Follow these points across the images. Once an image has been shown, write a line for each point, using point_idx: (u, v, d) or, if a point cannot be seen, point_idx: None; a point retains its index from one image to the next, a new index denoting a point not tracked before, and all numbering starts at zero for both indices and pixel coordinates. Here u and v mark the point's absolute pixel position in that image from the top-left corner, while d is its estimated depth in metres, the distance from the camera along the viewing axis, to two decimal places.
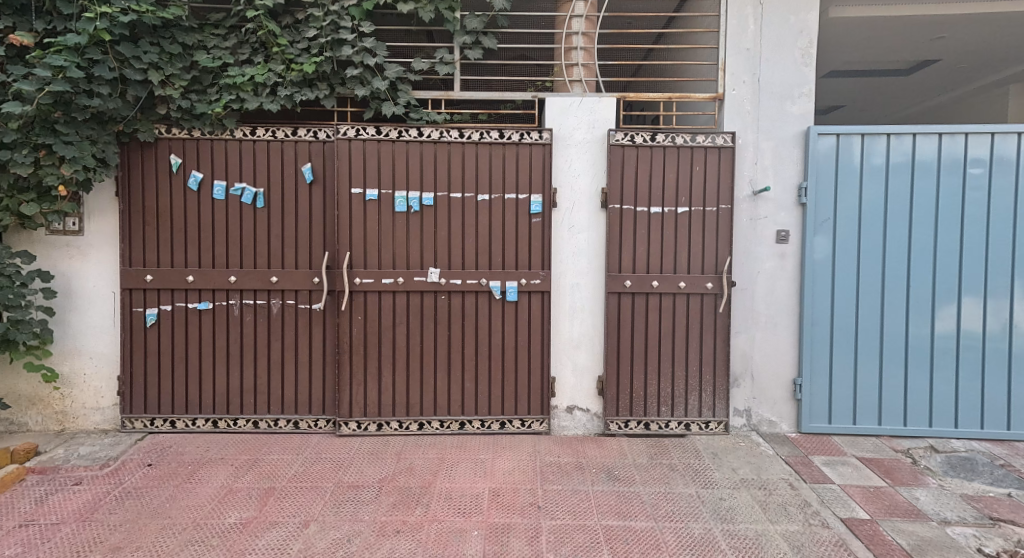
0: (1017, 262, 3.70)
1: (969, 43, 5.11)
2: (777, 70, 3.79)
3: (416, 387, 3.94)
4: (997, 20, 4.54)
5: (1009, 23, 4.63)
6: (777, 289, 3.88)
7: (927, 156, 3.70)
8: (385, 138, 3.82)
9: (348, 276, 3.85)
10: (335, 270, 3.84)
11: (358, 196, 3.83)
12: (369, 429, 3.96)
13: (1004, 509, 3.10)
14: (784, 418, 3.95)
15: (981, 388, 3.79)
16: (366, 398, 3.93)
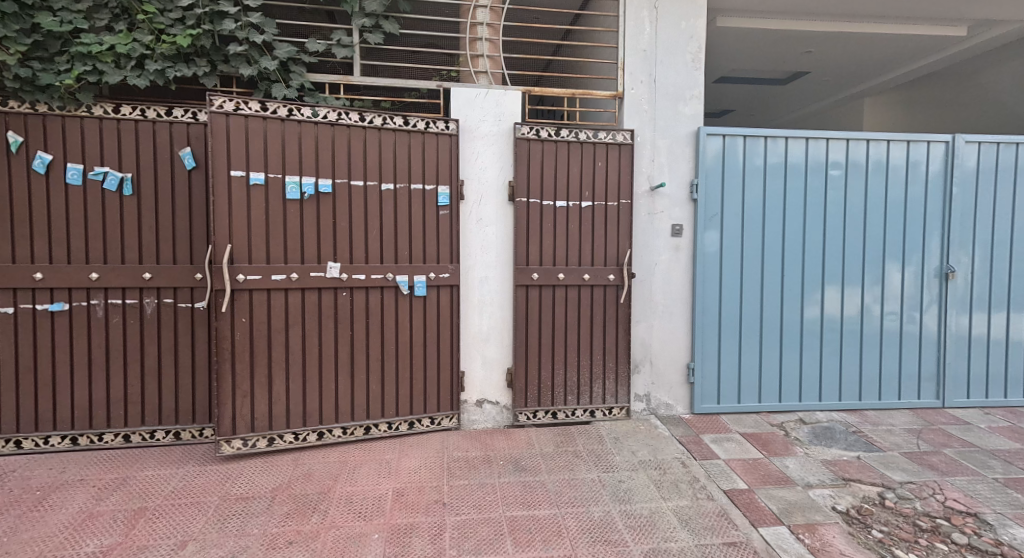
0: (867, 253, 4.26)
1: (834, 59, 5.79)
2: (670, 72, 4.03)
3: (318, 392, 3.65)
4: (856, 39, 5.19)
5: (862, 43, 5.29)
6: (672, 280, 4.13)
7: (796, 159, 4.14)
8: (272, 116, 3.46)
9: (229, 272, 3.40)
10: (215, 265, 3.37)
11: (240, 180, 3.40)
12: (257, 446, 3.54)
13: (854, 470, 3.56)
14: (679, 401, 4.22)
15: (840, 365, 4.31)
16: (254, 410, 3.51)
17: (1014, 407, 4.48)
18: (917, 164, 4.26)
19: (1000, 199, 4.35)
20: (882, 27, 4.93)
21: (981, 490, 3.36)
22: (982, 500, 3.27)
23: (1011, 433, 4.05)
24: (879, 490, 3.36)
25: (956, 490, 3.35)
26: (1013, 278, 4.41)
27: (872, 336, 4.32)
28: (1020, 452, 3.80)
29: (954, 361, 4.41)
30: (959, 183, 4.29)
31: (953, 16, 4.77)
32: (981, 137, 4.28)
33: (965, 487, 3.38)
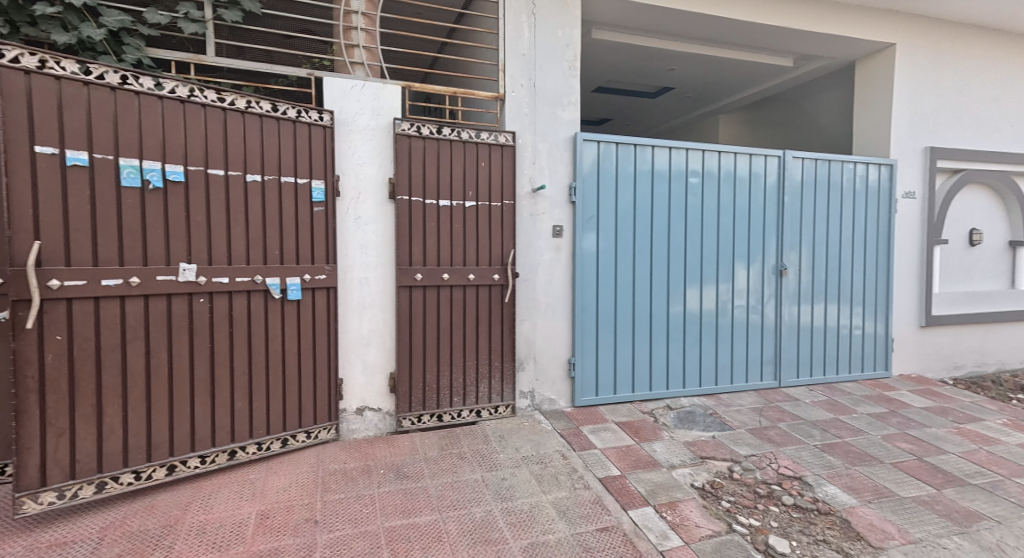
0: (719, 253, 4.77)
1: (692, 78, 6.45)
2: (548, 78, 4.17)
3: (164, 423, 3.09)
4: (710, 62, 5.84)
5: (714, 65, 5.95)
6: (554, 279, 4.27)
7: (662, 167, 4.51)
8: (98, 81, 2.88)
9: (38, 274, 2.73)
10: (13, 266, 2.69)
11: (52, 157, 2.77)
12: (82, 496, 2.87)
13: (710, 448, 3.96)
14: (561, 395, 4.37)
15: (700, 354, 4.77)
16: (76, 453, 2.85)
17: (830, 384, 5.31)
18: (758, 176, 4.88)
19: (819, 208, 5.15)
20: (729, 53, 5.62)
21: (805, 456, 3.92)
22: (806, 464, 3.82)
23: (828, 406, 4.79)
24: (729, 464, 3.77)
25: (787, 458, 3.87)
26: (828, 275, 5.23)
27: (723, 327, 4.84)
28: (833, 421, 4.50)
29: (787, 346, 5.10)
30: (789, 193, 4.99)
31: (780, 50, 5.57)
32: (803, 155, 5.03)
33: (793, 455, 3.93)
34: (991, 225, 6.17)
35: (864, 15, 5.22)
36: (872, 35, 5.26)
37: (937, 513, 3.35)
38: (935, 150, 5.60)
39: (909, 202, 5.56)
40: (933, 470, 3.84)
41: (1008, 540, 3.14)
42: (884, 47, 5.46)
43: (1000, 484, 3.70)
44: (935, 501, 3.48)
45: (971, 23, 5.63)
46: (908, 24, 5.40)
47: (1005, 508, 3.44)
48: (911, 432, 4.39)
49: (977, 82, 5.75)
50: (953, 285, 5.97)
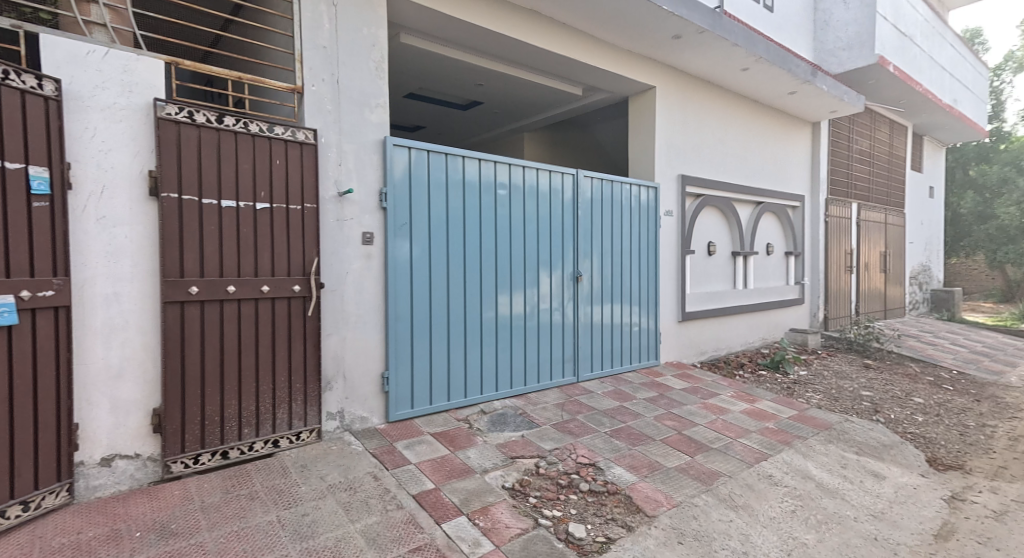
0: (525, 261, 5.00)
1: (494, 94, 6.72)
2: (353, 75, 3.91)
3: None
4: (510, 80, 6.14)
5: (516, 84, 6.28)
6: (364, 289, 3.99)
7: (472, 177, 4.57)
8: None
9: None
10: None
11: None
12: None
13: (520, 447, 4.08)
14: (373, 412, 4.08)
15: (510, 357, 4.92)
16: None
17: (616, 375, 5.95)
18: (557, 191, 5.27)
19: (606, 222, 5.77)
20: (527, 75, 6.00)
21: (597, 443, 4.29)
22: (598, 450, 4.18)
23: (615, 395, 5.34)
24: (536, 461, 3.93)
25: (584, 447, 4.19)
26: (614, 280, 5.87)
27: (531, 330, 5.08)
28: (618, 408, 5.03)
29: (584, 344, 5.57)
30: (582, 208, 5.50)
31: (568, 77, 6.12)
32: (592, 174, 5.59)
33: (588, 443, 4.27)
34: (721, 238, 7.62)
35: (631, 57, 6.05)
36: (638, 76, 6.13)
37: (691, 477, 3.96)
38: (685, 178, 6.72)
39: (669, 220, 6.57)
40: (688, 441, 4.53)
41: (734, 491, 3.89)
42: (647, 89, 6.41)
43: (730, 446, 4.55)
44: (690, 466, 4.11)
45: (704, 79, 6.94)
46: (663, 71, 6.42)
47: (733, 464, 4.24)
48: (673, 410, 5.13)
49: (711, 125, 7.10)
50: (699, 287, 7.23)
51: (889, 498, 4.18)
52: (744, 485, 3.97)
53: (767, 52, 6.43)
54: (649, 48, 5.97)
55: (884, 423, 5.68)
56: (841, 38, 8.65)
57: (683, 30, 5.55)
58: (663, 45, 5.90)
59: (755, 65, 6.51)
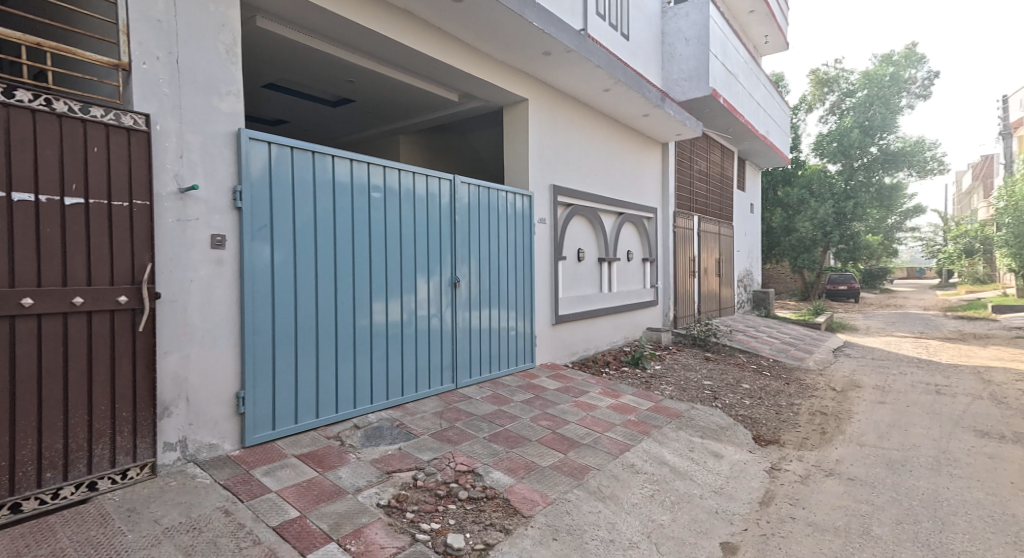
0: (402, 267, 4.78)
1: (365, 93, 6.40)
2: (196, 56, 3.45)
3: None
4: (383, 79, 5.88)
5: (389, 84, 6.03)
6: (213, 299, 3.52)
7: (343, 178, 4.27)
8: None
9: None
10: None
11: None
12: None
13: (396, 461, 3.86)
14: (225, 437, 3.60)
15: (386, 368, 4.65)
16: None
17: (495, 379, 5.91)
18: (435, 196, 5.13)
19: (483, 228, 5.73)
20: (401, 76, 5.81)
21: (476, 449, 4.19)
22: (476, 456, 4.08)
23: (493, 399, 5.29)
24: (413, 473, 3.73)
25: (463, 454, 4.07)
26: (492, 286, 5.85)
27: (408, 338, 4.86)
28: (496, 412, 4.98)
29: (462, 350, 5.46)
30: (460, 213, 5.41)
31: (443, 82, 6.02)
32: (469, 179, 5.52)
33: (467, 449, 4.16)
34: (589, 245, 7.99)
35: (504, 68, 6.10)
36: (511, 87, 6.20)
37: (564, 474, 4.02)
38: (556, 188, 6.91)
39: (542, 227, 6.71)
40: (562, 439, 4.61)
41: (603, 482, 4.03)
42: (520, 100, 6.50)
43: (599, 440, 4.71)
44: (563, 463, 4.17)
45: (571, 97, 7.23)
46: (534, 85, 6.56)
47: (601, 457, 4.39)
48: (548, 410, 5.20)
49: (579, 139, 7.43)
50: (570, 291, 7.49)
51: (724, 474, 4.68)
52: (611, 476, 4.13)
53: (625, 76, 6.91)
54: (521, 62, 6.08)
55: (721, 408, 6.53)
56: (683, 70, 9.59)
57: (552, 48, 5.74)
58: (533, 60, 6.05)
59: (615, 87, 6.95)
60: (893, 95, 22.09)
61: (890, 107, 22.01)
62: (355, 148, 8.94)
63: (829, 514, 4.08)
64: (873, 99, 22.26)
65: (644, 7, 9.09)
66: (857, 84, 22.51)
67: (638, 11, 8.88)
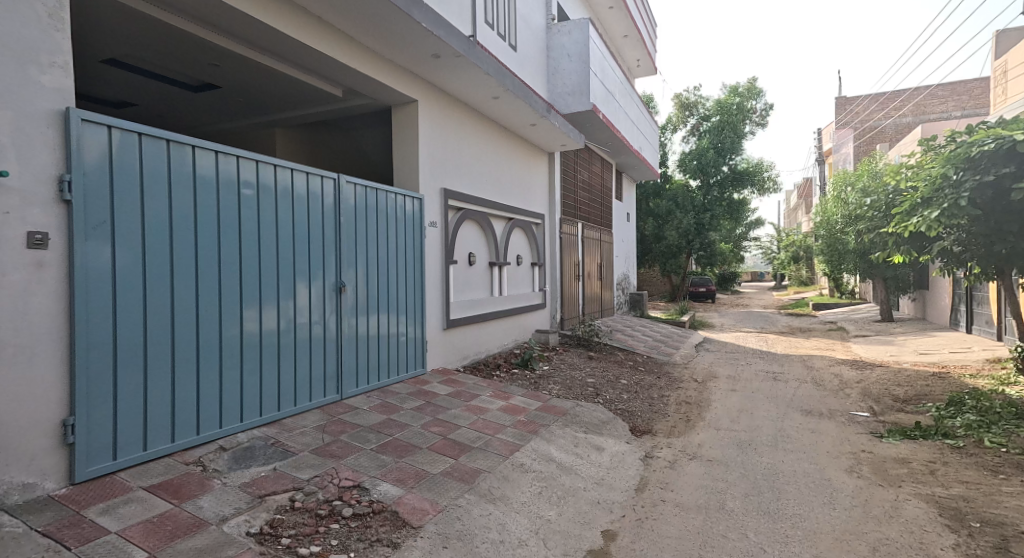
0: (278, 271, 4.38)
1: (233, 79, 5.81)
2: (5, 16, 2.86)
3: None
4: (254, 65, 5.36)
5: (262, 72, 5.52)
6: (33, 309, 2.92)
7: (206, 172, 3.79)
8: None
9: None
10: None
11: None
12: None
13: (270, 483, 3.47)
14: (48, 474, 2.98)
15: (259, 382, 4.20)
16: None
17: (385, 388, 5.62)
18: (316, 196, 4.76)
19: (371, 231, 5.42)
20: (276, 64, 5.34)
21: (362, 462, 3.90)
22: (363, 470, 3.80)
23: (382, 408, 5.00)
24: (290, 494, 3.38)
25: (347, 468, 3.78)
26: (381, 291, 5.55)
27: (286, 347, 4.45)
28: (385, 422, 4.70)
29: (348, 358, 5.11)
30: (345, 214, 5.08)
31: (326, 76, 5.64)
32: (355, 179, 5.20)
33: (353, 463, 3.86)
34: (479, 250, 7.92)
35: (392, 67, 5.85)
36: (399, 87, 5.96)
37: (455, 479, 3.87)
38: (446, 192, 6.76)
39: (433, 231, 6.53)
40: (453, 444, 4.45)
41: (493, 483, 3.94)
42: (409, 101, 6.28)
43: (489, 442, 4.61)
44: (454, 469, 4.02)
45: (463, 102, 7.13)
46: (423, 87, 6.37)
47: (492, 459, 4.30)
48: (439, 416, 5.02)
49: (469, 143, 7.36)
50: (461, 295, 7.36)
51: (598, 463, 4.81)
52: (501, 477, 4.05)
53: (513, 85, 6.94)
54: (409, 62, 5.87)
55: (602, 402, 6.78)
56: (568, 85, 9.90)
57: (441, 50, 5.60)
58: (421, 62, 5.86)
59: (504, 95, 6.97)
60: (741, 122, 24.58)
61: (738, 132, 24.41)
62: (222, 140, 8.11)
63: (692, 494, 4.34)
64: (725, 124, 24.50)
65: (530, 21, 9.26)
66: (712, 109, 24.76)
67: (525, 24, 9.01)
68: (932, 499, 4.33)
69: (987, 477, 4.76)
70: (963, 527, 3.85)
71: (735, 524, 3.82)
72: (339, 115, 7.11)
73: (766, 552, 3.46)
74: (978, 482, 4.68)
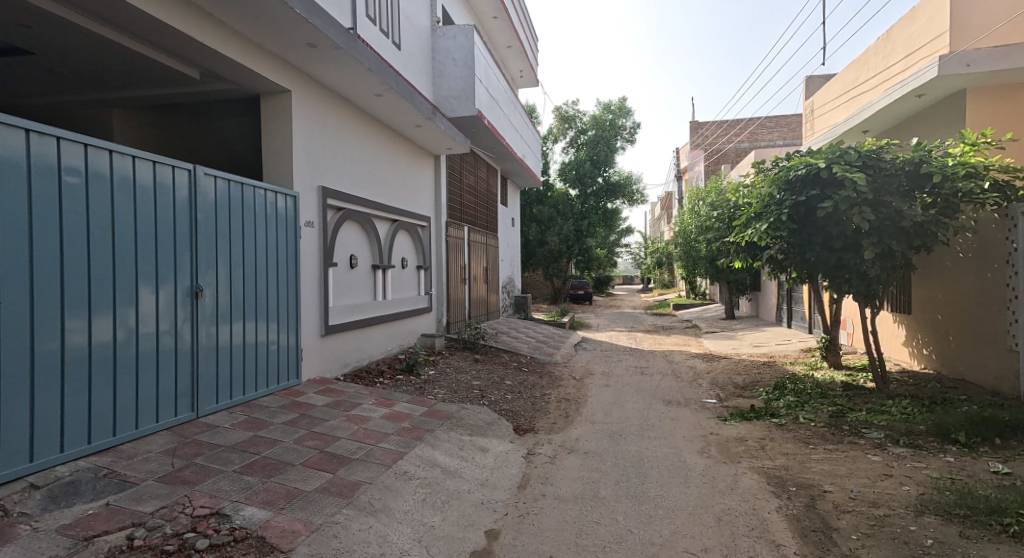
0: (113, 273, 3.88)
1: (57, 46, 5.06)
2: None
3: None
4: (83, 34, 4.71)
5: (94, 41, 4.88)
6: None
7: (14, 154, 3.26)
8: None
9: None
10: None
11: None
12: None
13: (100, 521, 3.08)
14: None
15: (88, 404, 3.67)
16: None
17: (250, 402, 5.26)
18: (164, 187, 4.32)
19: (234, 228, 5.08)
20: (113, 35, 4.77)
21: (222, 486, 3.63)
22: (224, 495, 3.54)
23: (247, 425, 4.68)
24: (128, 532, 3.04)
25: (203, 496, 3.49)
26: (245, 295, 5.21)
27: (126, 360, 3.96)
28: (251, 439, 4.43)
29: (205, 370, 4.71)
30: (201, 210, 4.68)
31: (179, 55, 5.15)
32: (216, 173, 4.84)
33: (211, 489, 3.58)
34: (361, 251, 7.73)
35: (261, 53, 5.53)
36: (268, 76, 5.64)
37: (332, 495, 3.76)
38: (324, 190, 6.53)
39: (309, 231, 6.28)
40: (330, 457, 4.32)
41: (376, 495, 3.89)
42: (280, 91, 5.96)
43: (371, 452, 4.54)
44: (330, 484, 3.90)
45: (343, 97, 6.96)
46: (299, 78, 6.12)
47: (374, 470, 4.24)
48: (316, 429, 4.83)
49: (349, 142, 7.17)
50: (342, 299, 7.12)
51: (492, 467, 4.96)
52: (383, 487, 4.02)
53: (396, 83, 6.93)
54: (281, 49, 5.59)
55: (488, 404, 6.96)
56: (453, 88, 10.02)
57: (318, 40, 5.41)
58: (295, 50, 5.61)
59: (387, 93, 6.91)
60: (613, 137, 26.38)
61: (612, 147, 26.36)
62: (48, 117, 7.04)
63: (570, 486, 4.63)
64: (600, 139, 26.28)
65: (415, 20, 9.23)
66: (588, 124, 26.38)
67: (409, 24, 8.97)
68: (763, 470, 5.05)
69: (801, 448, 5.64)
70: (786, 492, 4.52)
71: (607, 511, 4.13)
72: (193, 97, 6.50)
73: (634, 533, 3.78)
74: (796, 452, 5.52)
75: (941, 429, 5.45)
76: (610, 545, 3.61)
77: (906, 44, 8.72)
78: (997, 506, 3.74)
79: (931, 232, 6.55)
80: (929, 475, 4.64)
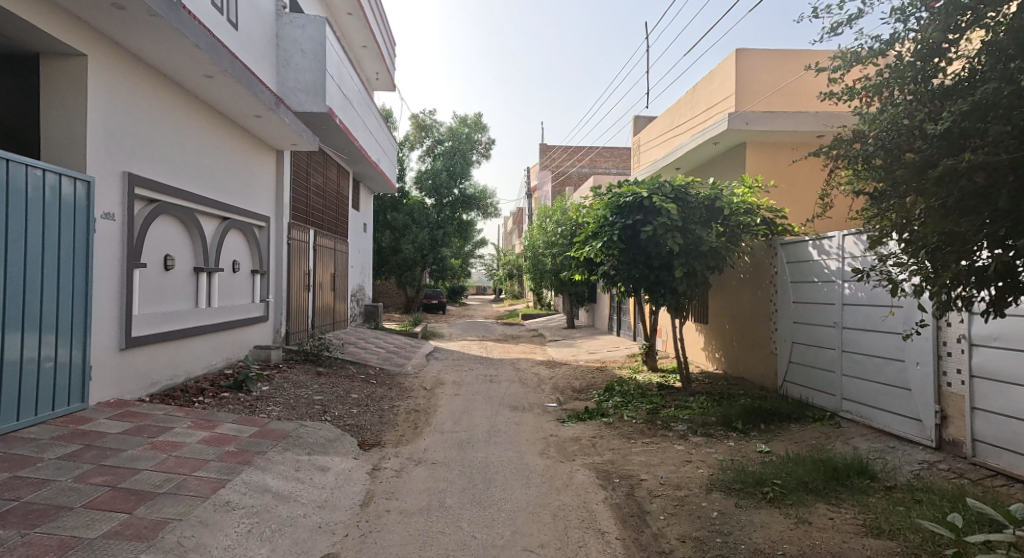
0: None
1: None
2: None
3: None
4: None
5: None
6: None
7: None
8: None
9: None
10: None
11: None
12: None
13: None
14: None
15: None
16: None
17: (10, 433, 4.38)
18: None
19: None
20: None
21: None
22: None
23: (5, 464, 3.89)
24: None
25: None
26: (7, 298, 4.32)
27: None
28: (8, 482, 3.66)
29: None
30: None
31: None
32: None
33: None
34: (179, 251, 7.00)
35: (52, 10, 4.81)
36: (57, 36, 4.86)
37: (127, 539, 3.23)
38: (132, 178, 5.82)
39: (107, 224, 5.53)
40: (125, 495, 3.76)
41: (185, 533, 3.44)
42: (76, 56, 5.16)
43: (183, 484, 4.08)
44: (125, 526, 3.35)
45: (161, 73, 6.29)
46: (104, 46, 5.41)
47: (186, 504, 3.78)
48: (106, 462, 4.20)
49: (167, 129, 6.48)
50: (150, 305, 6.36)
51: (329, 486, 4.83)
52: (197, 523, 3.59)
53: (232, 67, 6.49)
54: (80, 8, 4.90)
55: (330, 420, 6.73)
56: (300, 81, 9.59)
57: (130, 3, 4.84)
58: (99, 10, 4.95)
59: (219, 76, 6.44)
60: (469, 150, 26.97)
61: (467, 160, 26.88)
62: None
63: (416, 499, 4.70)
64: (456, 150, 26.69)
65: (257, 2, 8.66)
66: (445, 134, 26.69)
67: (250, 5, 8.41)
68: (594, 466, 5.61)
69: (625, 443, 6.36)
70: (611, 484, 5.09)
71: (452, 519, 4.27)
72: None
73: (478, 538, 3.97)
74: (620, 447, 6.20)
75: (727, 419, 6.55)
76: (453, 552, 3.75)
77: (706, 99, 10.45)
78: (760, 478, 4.59)
79: (723, 256, 7.77)
80: (718, 458, 5.54)
